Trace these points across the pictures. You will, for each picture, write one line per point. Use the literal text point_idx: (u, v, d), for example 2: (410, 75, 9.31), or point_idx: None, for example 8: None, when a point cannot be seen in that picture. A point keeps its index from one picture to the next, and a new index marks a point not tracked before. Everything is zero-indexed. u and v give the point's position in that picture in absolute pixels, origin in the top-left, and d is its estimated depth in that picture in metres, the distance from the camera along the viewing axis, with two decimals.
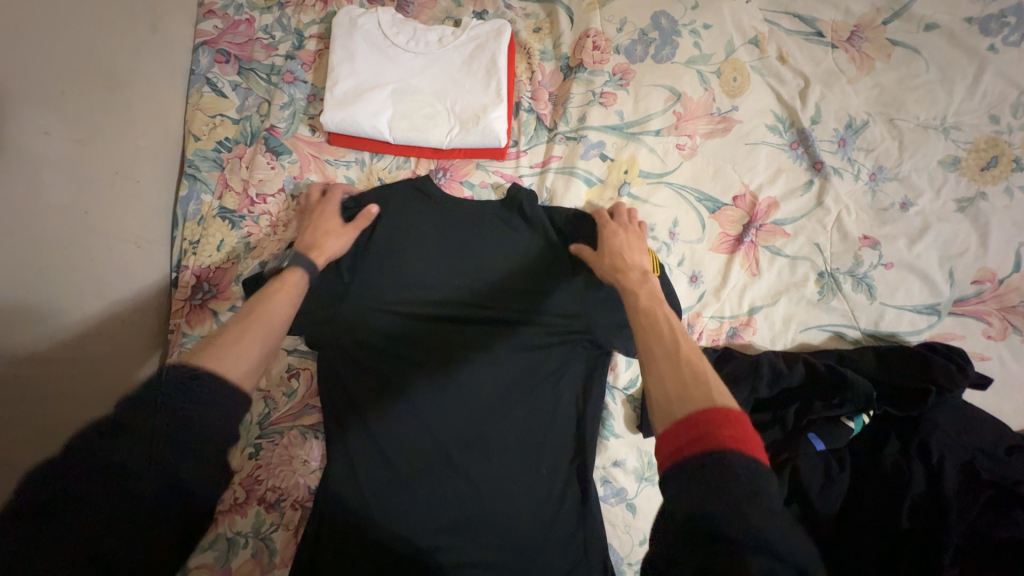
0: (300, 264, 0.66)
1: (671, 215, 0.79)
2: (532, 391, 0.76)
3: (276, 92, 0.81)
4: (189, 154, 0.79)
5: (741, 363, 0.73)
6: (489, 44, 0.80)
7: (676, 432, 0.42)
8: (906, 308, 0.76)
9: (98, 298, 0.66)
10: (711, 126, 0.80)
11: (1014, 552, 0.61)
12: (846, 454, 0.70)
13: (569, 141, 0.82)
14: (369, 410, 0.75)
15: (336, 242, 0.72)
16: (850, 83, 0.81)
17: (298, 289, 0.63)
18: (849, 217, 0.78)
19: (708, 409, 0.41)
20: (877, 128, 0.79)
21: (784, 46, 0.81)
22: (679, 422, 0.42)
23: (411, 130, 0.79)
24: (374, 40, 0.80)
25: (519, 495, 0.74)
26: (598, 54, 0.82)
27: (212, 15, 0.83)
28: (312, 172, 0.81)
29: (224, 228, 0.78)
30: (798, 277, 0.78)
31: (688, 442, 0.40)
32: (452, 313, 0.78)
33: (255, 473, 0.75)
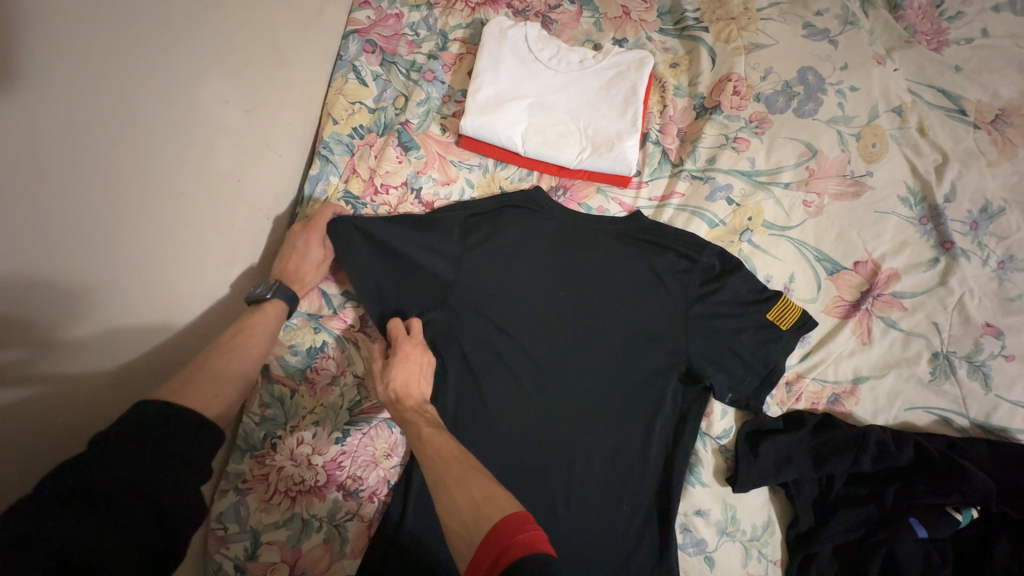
0: (283, 299, 0.69)
1: (787, 271, 0.78)
2: (621, 425, 0.76)
3: (415, 89, 0.83)
4: (325, 136, 0.81)
5: (845, 434, 0.72)
6: (631, 72, 0.81)
7: (508, 529, 0.48)
8: (1021, 405, 0.73)
9: (230, 262, 0.70)
10: (842, 187, 0.79)
11: None
12: (947, 545, 0.69)
13: (694, 180, 0.81)
14: (463, 415, 0.76)
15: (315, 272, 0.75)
16: (989, 165, 0.79)
17: (275, 325, 0.68)
18: (972, 301, 0.76)
19: (523, 524, 0.49)
20: (1012, 217, 0.78)
21: (926, 119, 0.81)
22: (508, 529, 0.48)
23: (544, 145, 0.79)
24: (520, 53, 0.81)
25: (595, 528, 0.73)
26: (736, 98, 0.82)
27: (367, 6, 0.85)
28: (436, 170, 0.82)
29: (346, 213, 0.79)
30: (910, 354, 0.76)
31: (517, 536, 0.47)
32: (552, 332, 0.78)
33: (339, 458, 0.74)
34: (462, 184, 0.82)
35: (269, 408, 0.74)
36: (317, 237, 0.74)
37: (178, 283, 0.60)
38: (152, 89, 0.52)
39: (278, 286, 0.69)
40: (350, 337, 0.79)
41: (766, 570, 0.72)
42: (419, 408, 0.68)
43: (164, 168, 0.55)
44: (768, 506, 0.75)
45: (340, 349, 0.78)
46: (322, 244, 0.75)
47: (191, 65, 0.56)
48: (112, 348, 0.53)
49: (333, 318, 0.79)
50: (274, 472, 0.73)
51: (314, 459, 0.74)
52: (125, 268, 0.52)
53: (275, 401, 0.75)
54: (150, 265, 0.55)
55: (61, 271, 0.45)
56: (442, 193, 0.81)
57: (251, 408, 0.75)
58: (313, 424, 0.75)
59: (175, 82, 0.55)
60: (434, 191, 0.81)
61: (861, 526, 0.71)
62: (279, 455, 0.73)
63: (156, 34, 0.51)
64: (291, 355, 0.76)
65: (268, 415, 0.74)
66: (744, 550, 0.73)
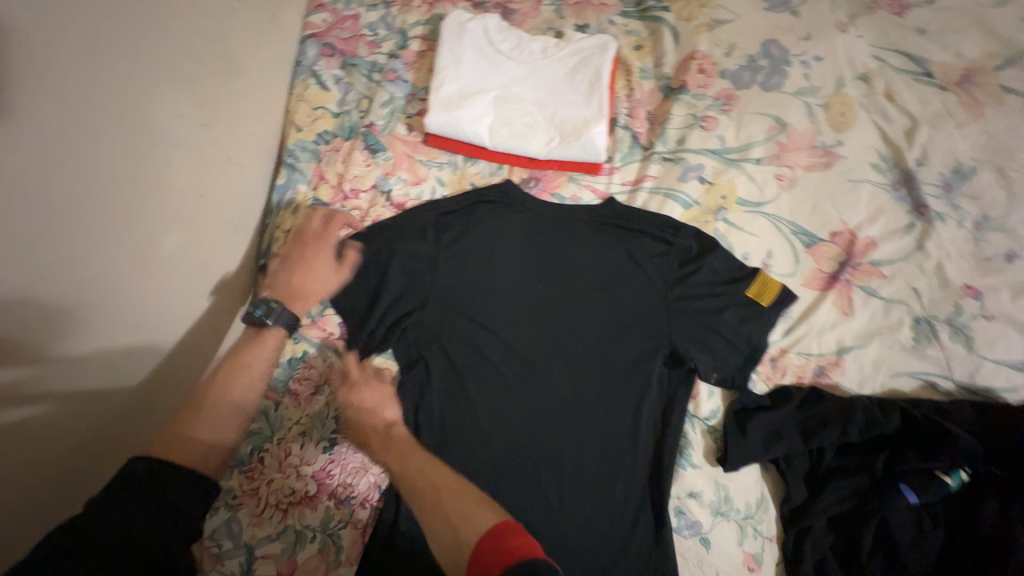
0: (283, 322, 0.72)
1: (764, 246, 0.78)
2: (609, 413, 0.76)
3: (378, 90, 0.82)
4: (290, 144, 0.80)
5: (832, 406, 0.72)
6: (593, 58, 0.80)
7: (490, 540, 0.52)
8: (1005, 363, 0.73)
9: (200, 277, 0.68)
10: (813, 158, 0.78)
11: None
12: (938, 508, 0.69)
13: (665, 162, 0.80)
14: (450, 416, 0.75)
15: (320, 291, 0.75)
16: (959, 126, 0.79)
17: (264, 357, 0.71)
18: (950, 263, 0.76)
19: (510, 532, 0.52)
20: (985, 177, 0.77)
21: (893, 84, 0.80)
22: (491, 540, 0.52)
23: (511, 138, 0.79)
24: (480, 46, 0.80)
25: (589, 518, 0.73)
26: (702, 77, 0.81)
27: (322, 9, 0.84)
28: (405, 171, 0.81)
29: (317, 220, 0.78)
30: (892, 321, 0.76)
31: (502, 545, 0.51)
32: (534, 326, 0.77)
33: (328, 467, 0.74)
34: (433, 183, 0.81)
35: (253, 422, 0.73)
36: (325, 251, 0.75)
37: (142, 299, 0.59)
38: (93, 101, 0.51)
39: (280, 308, 0.71)
40: (330, 345, 0.78)
41: (763, 547, 0.72)
42: (386, 434, 0.69)
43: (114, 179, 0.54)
44: (761, 484, 0.74)
45: (322, 358, 0.77)
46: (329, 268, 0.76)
47: (135, 75, 0.55)
48: (76, 374, 0.53)
49: (312, 327, 0.78)
50: (264, 485, 0.72)
51: (302, 470, 0.73)
52: (85, 289, 0.52)
53: (259, 414, 0.74)
54: (109, 284, 0.55)
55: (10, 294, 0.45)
56: (413, 193, 0.80)
57: None
58: (300, 435, 0.74)
59: (119, 100, 0.54)
60: (405, 191, 0.80)
61: (853, 495, 0.71)
62: (266, 468, 0.72)
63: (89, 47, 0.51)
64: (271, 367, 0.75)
65: (252, 429, 0.73)
66: (740, 529, 0.72)
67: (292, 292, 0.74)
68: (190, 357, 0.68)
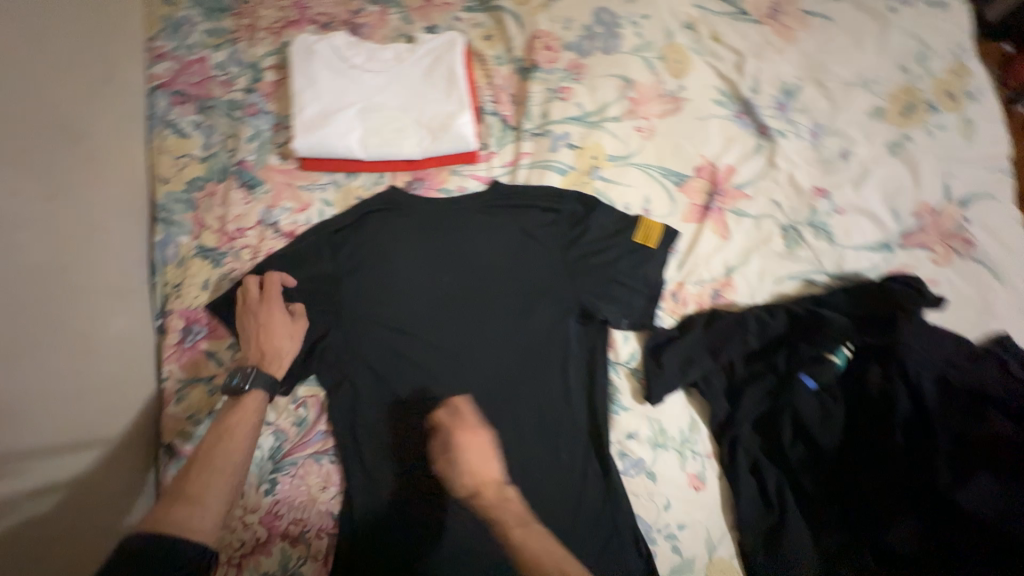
0: (258, 384, 0.69)
1: (641, 194, 0.84)
2: (540, 382, 0.79)
3: (241, 126, 0.81)
4: (159, 198, 0.78)
5: (728, 321, 0.79)
6: (445, 55, 0.84)
7: None
8: (862, 247, 0.83)
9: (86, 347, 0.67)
10: (664, 106, 0.85)
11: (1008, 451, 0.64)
12: (837, 387, 0.75)
13: (536, 137, 0.85)
14: (387, 426, 0.76)
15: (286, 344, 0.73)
16: (778, 53, 0.89)
17: (251, 421, 0.67)
18: (800, 172, 0.85)
19: None
20: (809, 91, 0.88)
21: (716, 27, 0.89)
22: None
23: (384, 145, 0.81)
24: (333, 65, 0.82)
25: (540, 484, 0.76)
26: (549, 53, 0.86)
27: (164, 59, 0.84)
28: (288, 200, 0.81)
29: (206, 267, 0.77)
30: (764, 234, 0.84)
31: None
32: (449, 319, 0.79)
33: (275, 509, 0.72)
34: (319, 205, 0.81)
35: None
36: (276, 306, 0.73)
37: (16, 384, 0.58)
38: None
39: (251, 372, 0.68)
40: None
41: (703, 465, 0.77)
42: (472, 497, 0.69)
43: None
44: (689, 408, 0.80)
45: None
46: (283, 310, 0.74)
47: None
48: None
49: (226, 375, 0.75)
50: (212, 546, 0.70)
51: (247, 519, 0.71)
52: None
53: None
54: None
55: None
56: (301, 219, 0.80)
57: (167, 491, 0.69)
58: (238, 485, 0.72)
59: None
60: (292, 219, 0.80)
61: (766, 396, 0.78)
62: None
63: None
64: (192, 426, 0.72)
65: None
66: (680, 455, 0.78)
67: (261, 356, 0.71)
68: (101, 434, 0.66)
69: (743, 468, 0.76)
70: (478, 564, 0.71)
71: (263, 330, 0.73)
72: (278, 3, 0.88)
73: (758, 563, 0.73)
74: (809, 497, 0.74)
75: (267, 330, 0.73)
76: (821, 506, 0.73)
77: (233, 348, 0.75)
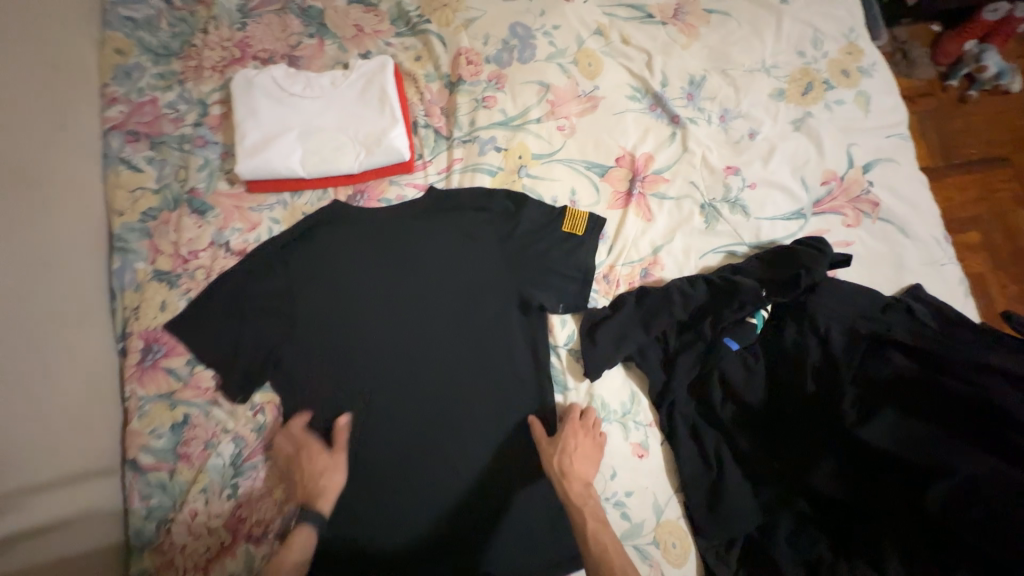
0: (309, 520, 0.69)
1: (567, 187, 0.91)
2: (486, 370, 0.84)
3: (191, 158, 0.88)
4: (116, 229, 0.84)
5: (656, 296, 0.84)
6: (376, 77, 0.91)
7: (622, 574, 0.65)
8: (777, 218, 0.89)
9: (48, 369, 0.71)
10: (581, 106, 0.93)
11: (898, 381, 0.73)
12: (758, 347, 0.82)
13: (465, 144, 0.92)
14: (341, 425, 0.81)
15: (333, 474, 0.75)
16: (684, 48, 0.97)
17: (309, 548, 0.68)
18: (712, 154, 0.92)
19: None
20: (715, 80, 0.95)
21: (624, 31, 0.97)
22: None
23: (324, 163, 0.87)
24: (273, 95, 0.89)
25: (489, 465, 0.81)
26: (472, 67, 0.94)
27: (117, 103, 0.90)
28: (238, 221, 0.87)
29: (164, 289, 0.83)
30: (685, 213, 0.90)
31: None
32: (395, 319, 0.84)
33: (239, 511, 0.76)
34: (268, 224, 0.87)
35: (152, 497, 0.76)
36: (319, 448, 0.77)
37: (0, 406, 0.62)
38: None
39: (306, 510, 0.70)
40: (209, 399, 0.80)
41: (645, 434, 0.82)
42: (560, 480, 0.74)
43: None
44: (628, 381, 0.85)
45: (205, 414, 0.79)
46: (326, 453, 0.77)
47: None
48: None
49: (186, 389, 0.80)
50: (179, 553, 0.73)
51: (212, 523, 0.75)
52: None
53: (156, 487, 0.76)
54: None
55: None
56: (251, 238, 0.86)
57: (134, 505, 0.75)
58: (201, 492, 0.76)
59: None
60: (243, 239, 0.86)
61: (696, 363, 0.83)
62: (176, 537, 0.74)
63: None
64: (155, 439, 0.77)
65: (153, 503, 0.75)
66: (623, 426, 0.82)
67: (310, 493, 0.73)
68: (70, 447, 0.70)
69: (681, 432, 0.81)
70: (442, 535, 0.79)
71: (307, 459, 0.76)
72: (220, 43, 0.95)
73: (702, 519, 0.77)
74: (745, 454, 0.79)
75: (313, 473, 0.75)
76: (757, 460, 0.78)
77: (193, 362, 0.81)
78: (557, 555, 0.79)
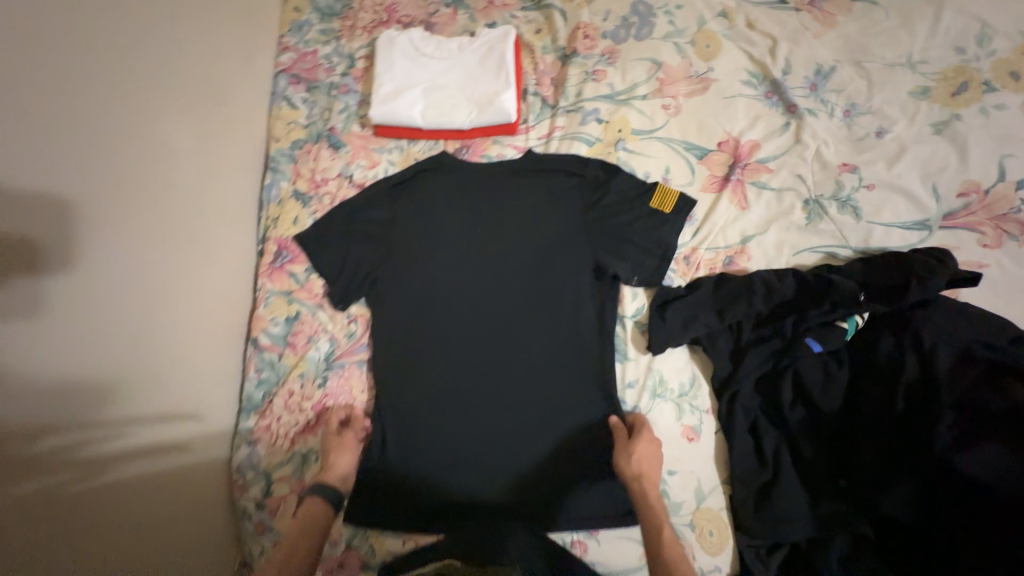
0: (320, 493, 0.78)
1: (662, 164, 0.91)
2: (551, 326, 0.89)
3: (335, 102, 1.04)
4: (272, 153, 1.02)
5: (736, 283, 0.82)
6: (498, 44, 0.99)
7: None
8: (894, 225, 0.82)
9: (207, 252, 0.87)
10: (691, 86, 0.92)
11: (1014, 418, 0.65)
12: (843, 354, 0.77)
13: (569, 113, 0.96)
14: (415, 348, 0.90)
15: (345, 459, 0.84)
16: (816, 37, 0.92)
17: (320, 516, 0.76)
18: (828, 149, 0.86)
19: None
20: (845, 71, 0.89)
21: (751, 15, 0.95)
22: None
23: (440, 116, 0.97)
24: (408, 53, 1.01)
25: (540, 413, 0.86)
26: (588, 41, 0.98)
27: (288, 51, 1.09)
28: (362, 158, 1.00)
29: (298, 206, 0.98)
30: (785, 207, 0.86)
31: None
32: (477, 265, 0.92)
33: (324, 400, 0.89)
34: (385, 164, 1.00)
35: (263, 371, 0.91)
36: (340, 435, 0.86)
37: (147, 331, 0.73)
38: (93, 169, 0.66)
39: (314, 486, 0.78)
40: (317, 303, 0.94)
41: (700, 419, 0.80)
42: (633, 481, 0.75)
43: (113, 231, 0.68)
44: (690, 364, 0.84)
45: (311, 315, 0.93)
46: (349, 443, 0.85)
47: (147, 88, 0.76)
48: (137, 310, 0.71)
49: (301, 291, 0.94)
50: (275, 421, 0.88)
51: (303, 404, 0.89)
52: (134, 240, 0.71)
53: (267, 365, 0.91)
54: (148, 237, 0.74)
55: (27, 276, 0.55)
56: (370, 175, 0.99)
57: (249, 374, 0.91)
58: (298, 376, 0.90)
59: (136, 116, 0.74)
60: (363, 174, 0.99)
61: (769, 359, 0.80)
62: (275, 407, 0.89)
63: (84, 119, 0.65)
64: (273, 326, 0.93)
65: (263, 376, 0.91)
66: (677, 407, 0.82)
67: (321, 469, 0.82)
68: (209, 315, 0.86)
69: (740, 426, 0.78)
70: (488, 467, 0.85)
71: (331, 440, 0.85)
72: (373, 8, 1.10)
73: (747, 517, 0.75)
74: (808, 463, 0.75)
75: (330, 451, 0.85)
76: (819, 472, 0.74)
77: (309, 271, 0.95)
78: (592, 513, 0.82)
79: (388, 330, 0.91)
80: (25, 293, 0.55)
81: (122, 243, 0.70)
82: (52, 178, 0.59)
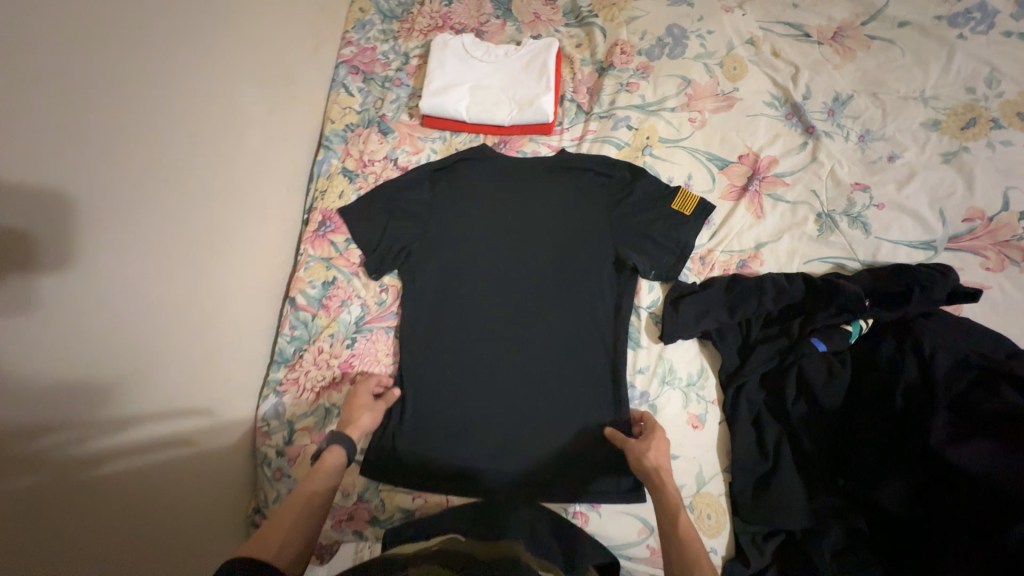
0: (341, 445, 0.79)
1: (685, 171, 0.98)
2: (571, 311, 0.94)
3: (388, 93, 1.13)
4: (326, 132, 1.10)
5: (749, 283, 0.87)
6: (542, 53, 1.09)
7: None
8: (902, 242, 0.87)
9: (259, 214, 0.95)
10: (717, 103, 1.00)
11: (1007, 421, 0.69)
12: (847, 355, 0.81)
13: (602, 119, 1.04)
14: (441, 320, 0.96)
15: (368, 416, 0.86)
16: (835, 68, 1.00)
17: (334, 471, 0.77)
18: (842, 169, 0.93)
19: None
20: (861, 100, 0.97)
21: (776, 45, 1.03)
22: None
23: (483, 112, 1.06)
24: (459, 55, 1.11)
25: (553, 391, 0.91)
26: (624, 56, 1.07)
27: (350, 45, 1.18)
28: (408, 144, 1.09)
29: (345, 182, 1.06)
30: (799, 218, 0.92)
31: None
32: (506, 249, 0.99)
33: (351, 359, 0.95)
34: (428, 152, 1.09)
35: (297, 328, 0.96)
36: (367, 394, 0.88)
37: (187, 296, 0.77)
38: (135, 153, 0.69)
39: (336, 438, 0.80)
40: (353, 271, 1.01)
41: (706, 409, 0.84)
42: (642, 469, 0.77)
43: (183, 184, 0.76)
44: (700, 356, 0.88)
45: (347, 281, 1.00)
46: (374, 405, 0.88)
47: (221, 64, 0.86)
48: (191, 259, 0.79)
49: (340, 259, 1.01)
50: (304, 375, 0.93)
51: (331, 361, 0.94)
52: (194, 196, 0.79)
53: (301, 322, 0.96)
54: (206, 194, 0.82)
55: (80, 228, 0.59)
56: (414, 159, 1.08)
57: (284, 330, 0.96)
58: (330, 335, 0.95)
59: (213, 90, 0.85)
60: (408, 158, 1.08)
61: (775, 356, 0.84)
62: (305, 362, 0.94)
63: (128, 103, 0.67)
64: (310, 287, 0.98)
65: (297, 333, 0.96)
66: (684, 395, 0.86)
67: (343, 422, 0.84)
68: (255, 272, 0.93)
69: (744, 415, 0.82)
70: (501, 437, 0.90)
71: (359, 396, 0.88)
72: (430, 14, 1.21)
73: (745, 503, 0.78)
74: (807, 455, 0.79)
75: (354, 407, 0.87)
76: (815, 465, 0.78)
77: (348, 241, 1.02)
78: (598, 490, 0.86)
79: (418, 303, 0.97)
80: (99, 223, 0.62)
81: (190, 196, 0.78)
82: (90, 158, 0.62)
